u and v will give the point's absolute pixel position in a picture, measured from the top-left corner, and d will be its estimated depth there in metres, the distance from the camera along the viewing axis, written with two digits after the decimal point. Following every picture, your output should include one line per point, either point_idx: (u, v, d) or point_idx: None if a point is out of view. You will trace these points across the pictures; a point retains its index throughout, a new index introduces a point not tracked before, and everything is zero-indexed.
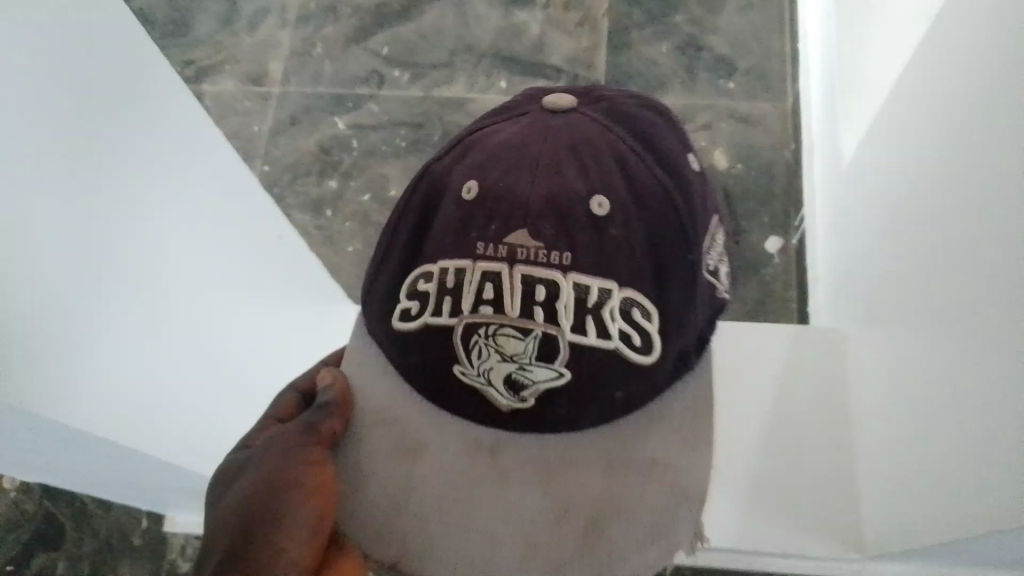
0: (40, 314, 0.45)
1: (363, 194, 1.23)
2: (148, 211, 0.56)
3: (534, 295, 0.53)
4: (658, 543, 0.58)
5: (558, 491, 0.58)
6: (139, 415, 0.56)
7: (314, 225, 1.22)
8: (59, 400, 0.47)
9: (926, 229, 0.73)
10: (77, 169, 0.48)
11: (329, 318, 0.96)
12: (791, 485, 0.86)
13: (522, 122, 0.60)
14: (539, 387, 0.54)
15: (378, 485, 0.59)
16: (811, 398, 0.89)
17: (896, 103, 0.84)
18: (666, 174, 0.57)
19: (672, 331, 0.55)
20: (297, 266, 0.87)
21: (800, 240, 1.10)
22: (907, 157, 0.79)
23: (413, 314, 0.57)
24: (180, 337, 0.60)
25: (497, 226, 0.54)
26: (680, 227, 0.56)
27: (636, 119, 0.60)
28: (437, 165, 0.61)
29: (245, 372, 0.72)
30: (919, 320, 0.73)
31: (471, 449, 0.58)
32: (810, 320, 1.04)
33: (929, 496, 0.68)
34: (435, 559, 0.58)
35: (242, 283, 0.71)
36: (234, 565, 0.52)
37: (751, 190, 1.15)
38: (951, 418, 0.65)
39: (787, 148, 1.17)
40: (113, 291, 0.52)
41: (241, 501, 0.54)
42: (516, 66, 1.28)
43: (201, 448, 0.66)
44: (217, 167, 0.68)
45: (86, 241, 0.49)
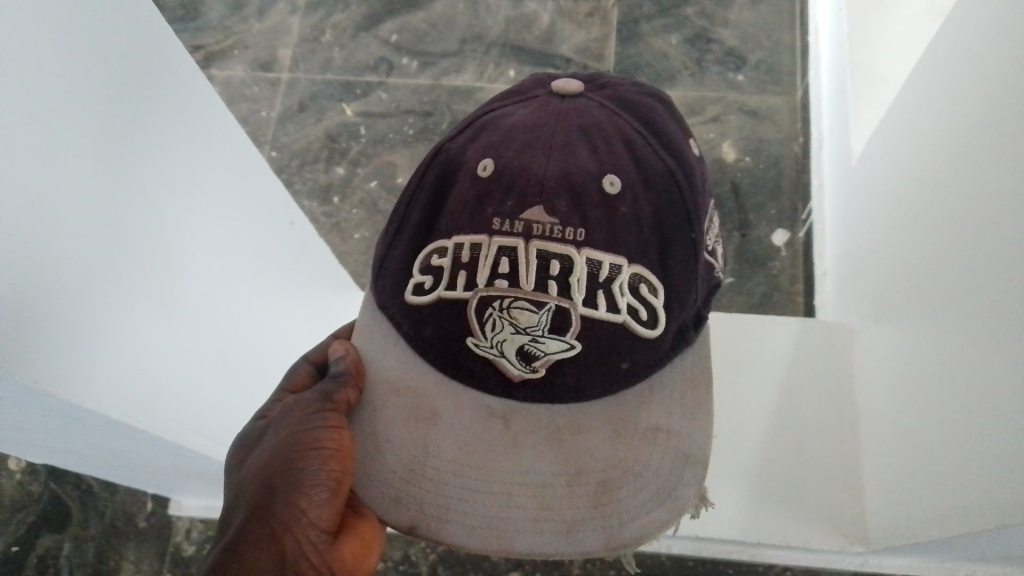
0: (48, 294, 0.45)
1: (371, 181, 1.23)
2: (164, 193, 0.57)
3: (548, 268, 0.52)
4: (665, 504, 0.58)
5: (572, 457, 0.57)
6: (149, 396, 0.56)
7: (322, 211, 1.22)
8: (69, 380, 0.48)
9: (935, 222, 0.73)
10: (86, 154, 0.48)
11: (338, 304, 0.97)
12: (795, 476, 0.86)
13: (532, 104, 0.59)
14: (550, 358, 0.53)
15: (392, 452, 0.58)
16: (813, 389, 0.89)
17: (908, 99, 0.83)
18: (670, 155, 0.57)
19: (676, 304, 0.55)
20: (309, 254, 0.87)
21: (808, 233, 1.10)
22: (917, 152, 0.79)
23: (426, 288, 0.56)
24: (189, 320, 0.61)
25: (513, 202, 0.54)
26: (683, 208, 0.56)
27: (638, 104, 0.60)
28: (450, 145, 0.60)
29: (250, 356, 0.72)
30: (925, 315, 0.74)
31: (484, 417, 0.57)
32: (816, 314, 1.04)
33: (933, 491, 0.68)
34: (449, 524, 0.58)
35: (253, 266, 0.71)
36: (256, 526, 0.53)
37: (759, 182, 1.15)
38: (956, 412, 0.66)
39: (795, 142, 1.17)
40: (120, 276, 0.52)
41: (261, 466, 0.55)
42: (526, 56, 1.28)
43: (208, 431, 0.66)
44: (230, 151, 0.68)
45: (94, 226, 0.49)
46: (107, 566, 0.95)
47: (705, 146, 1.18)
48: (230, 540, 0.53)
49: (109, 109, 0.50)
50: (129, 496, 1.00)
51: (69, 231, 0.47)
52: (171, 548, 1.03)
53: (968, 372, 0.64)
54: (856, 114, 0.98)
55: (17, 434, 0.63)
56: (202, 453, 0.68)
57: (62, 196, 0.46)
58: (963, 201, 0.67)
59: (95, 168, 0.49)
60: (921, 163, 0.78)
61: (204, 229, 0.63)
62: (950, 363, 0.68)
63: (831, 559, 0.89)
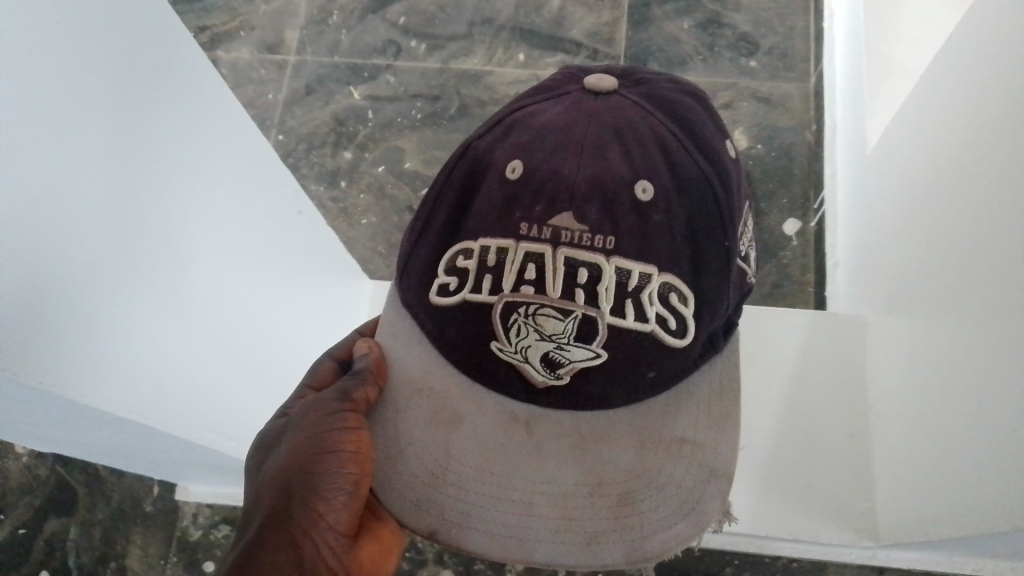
0: (64, 300, 0.46)
1: (379, 166, 1.22)
2: (175, 189, 0.56)
3: (576, 277, 0.52)
4: (688, 519, 0.57)
5: (594, 466, 0.57)
6: (161, 392, 0.56)
7: (329, 196, 1.21)
8: (83, 379, 0.48)
9: (950, 219, 0.72)
10: (98, 158, 0.47)
11: (348, 292, 0.96)
12: (805, 471, 0.86)
13: (565, 101, 0.58)
14: (575, 366, 0.53)
15: (414, 455, 0.58)
16: (828, 384, 0.88)
17: (923, 94, 0.82)
18: (706, 159, 0.56)
19: (705, 311, 0.54)
20: (318, 243, 0.87)
21: (819, 223, 1.09)
22: (933, 146, 0.78)
23: (452, 289, 0.55)
24: (199, 315, 0.60)
25: (542, 208, 0.53)
26: (719, 215, 0.55)
27: (673, 104, 0.59)
28: (479, 142, 0.59)
29: (258, 348, 0.71)
30: (938, 311, 0.73)
31: (507, 422, 0.57)
32: (827, 305, 1.03)
33: (945, 491, 0.68)
34: (470, 532, 0.57)
35: (262, 258, 0.71)
36: (274, 528, 0.53)
37: (771, 170, 1.14)
38: (970, 411, 0.65)
39: (808, 129, 1.16)
40: (134, 277, 0.52)
41: (282, 466, 0.55)
42: (535, 40, 1.26)
43: (220, 425, 0.66)
44: (240, 142, 0.68)
45: (107, 229, 0.49)
46: (115, 551, 0.95)
47: None
48: (249, 542, 0.53)
49: (121, 110, 0.50)
50: (137, 480, 0.99)
51: (82, 236, 0.47)
52: (178, 531, 1.05)
53: (981, 375, 0.64)
54: (871, 105, 0.97)
55: (26, 427, 0.62)
56: (213, 447, 0.68)
57: (74, 201, 0.46)
58: (977, 201, 0.67)
59: (106, 172, 0.48)
60: (935, 163, 0.77)
61: (215, 224, 0.62)
62: (963, 366, 0.67)
63: (839, 551, 0.89)
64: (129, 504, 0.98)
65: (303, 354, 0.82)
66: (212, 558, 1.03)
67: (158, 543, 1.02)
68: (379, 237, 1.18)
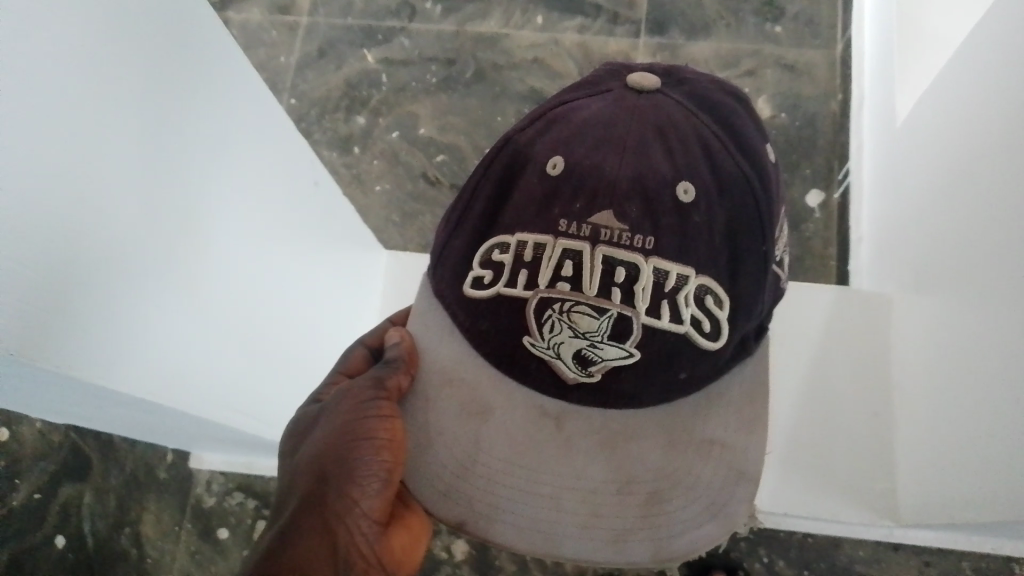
0: (84, 283, 0.45)
1: (392, 132, 1.20)
2: (194, 169, 0.55)
3: (613, 275, 0.50)
4: (715, 519, 0.57)
5: (623, 464, 0.56)
6: (175, 378, 0.55)
7: (342, 162, 1.20)
8: (105, 362, 0.47)
9: (980, 201, 0.71)
10: (103, 146, 0.45)
11: (367, 263, 0.95)
12: (827, 454, 0.85)
13: (607, 98, 0.56)
14: (607, 364, 0.52)
15: (443, 445, 0.58)
16: (853, 365, 0.87)
17: (956, 71, 0.79)
18: (749, 163, 0.54)
19: (740, 314, 0.53)
20: (333, 213, 0.85)
21: (843, 194, 1.06)
22: (963, 126, 0.76)
23: (486, 282, 0.54)
24: (213, 296, 0.59)
25: (582, 204, 0.51)
26: (758, 220, 0.53)
27: (718, 105, 0.56)
28: (519, 135, 0.57)
29: (275, 323, 0.70)
30: (964, 295, 0.72)
31: (537, 417, 0.56)
32: (849, 280, 1.02)
33: (977, 480, 0.67)
34: (498, 524, 0.58)
35: (280, 232, 0.70)
36: (308, 514, 0.53)
37: (794, 141, 1.11)
38: (995, 396, 0.64)
39: (834, 98, 1.13)
40: (148, 260, 0.51)
41: (316, 452, 0.54)
42: (554, 2, 1.22)
43: (236, 404, 0.65)
44: (257, 114, 0.66)
45: (112, 218, 0.46)
46: (129, 516, 0.94)
47: None
48: (284, 525, 0.53)
49: (132, 92, 0.47)
50: (151, 448, 0.98)
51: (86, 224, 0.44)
52: (192, 499, 1.04)
53: (1006, 363, 0.63)
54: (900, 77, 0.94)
55: (53, 407, 0.62)
56: (232, 427, 0.67)
57: (78, 190, 0.44)
58: (1007, 187, 0.65)
59: (113, 159, 0.46)
60: (967, 147, 0.74)
61: (230, 205, 0.61)
62: (993, 358, 0.65)
63: (856, 529, 0.89)
64: (143, 470, 0.96)
65: (320, 327, 0.81)
66: (226, 525, 1.04)
67: (173, 511, 1.02)
68: (392, 204, 1.16)
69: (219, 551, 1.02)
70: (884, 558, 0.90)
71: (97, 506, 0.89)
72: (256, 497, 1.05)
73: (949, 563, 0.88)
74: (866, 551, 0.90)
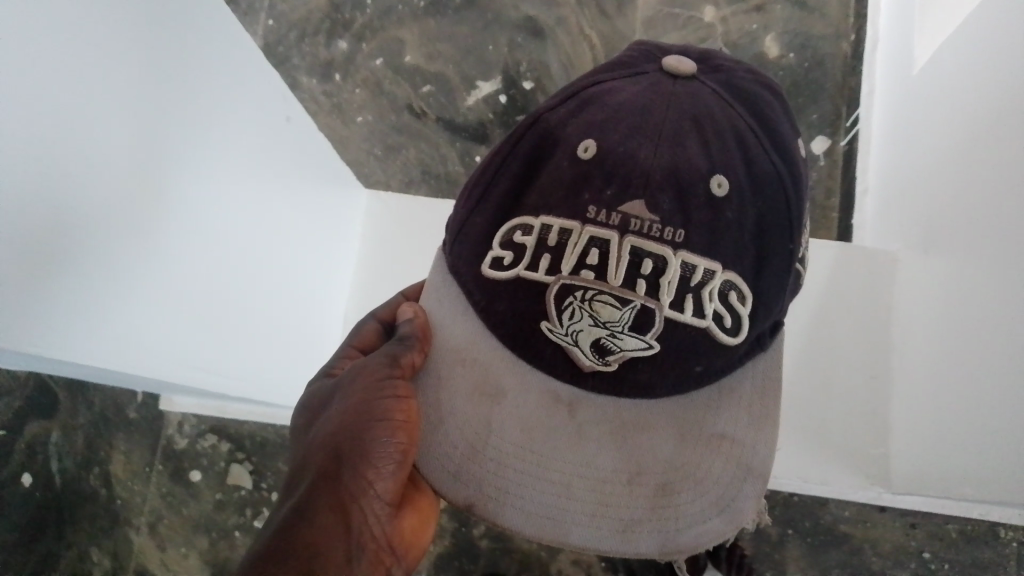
0: (40, 258, 0.43)
1: (376, 59, 1.13)
2: (160, 121, 0.51)
3: (640, 267, 0.51)
4: (723, 514, 0.58)
5: (634, 455, 0.56)
6: (129, 338, 0.52)
7: (322, 90, 1.13)
8: (66, 332, 0.46)
9: (988, 170, 0.67)
10: (53, 101, 0.42)
11: (348, 205, 0.90)
12: (825, 419, 0.82)
13: (644, 82, 0.56)
14: (625, 354, 0.53)
15: (454, 425, 0.57)
16: (853, 326, 0.84)
17: (971, 25, 0.75)
18: (780, 158, 0.55)
19: (762, 312, 0.54)
20: (308, 148, 0.79)
21: (851, 142, 1.02)
22: (976, 86, 0.72)
23: (506, 264, 0.54)
24: (185, 251, 0.56)
25: (613, 192, 0.52)
26: (788, 217, 0.54)
27: (754, 97, 0.56)
28: (550, 114, 0.57)
29: (245, 276, 0.66)
30: (962, 268, 0.70)
31: (550, 403, 0.56)
32: (851, 235, 0.98)
33: (988, 451, 0.64)
34: (508, 509, 0.57)
35: (253, 177, 0.65)
36: (324, 492, 0.51)
37: (802, 83, 1.05)
38: (997, 375, 0.62)
39: (845, 39, 1.06)
40: (113, 225, 0.48)
41: (331, 431, 0.53)
42: None
43: (200, 359, 0.61)
44: (228, 48, 0.60)
45: (68, 180, 0.43)
46: (98, 457, 0.89)
47: (747, 39, 1.07)
48: (296, 504, 0.51)
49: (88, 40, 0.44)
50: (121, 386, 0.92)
51: (36, 185, 0.41)
52: (164, 440, 1.00)
53: (1008, 343, 0.60)
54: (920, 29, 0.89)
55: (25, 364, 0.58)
56: (198, 379, 0.63)
57: (25, 148, 0.40)
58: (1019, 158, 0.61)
59: (67, 115, 0.43)
60: (975, 110, 0.72)
61: (202, 154, 0.56)
62: (999, 326, 0.62)
63: (844, 492, 0.86)
64: (113, 410, 0.90)
65: (295, 274, 0.77)
66: (199, 467, 1.01)
67: (144, 452, 0.97)
68: (375, 137, 1.10)
69: (192, 493, 1.00)
70: (869, 518, 0.88)
71: (66, 445, 0.83)
72: (230, 439, 1.03)
73: (933, 525, 0.87)
74: (851, 510, 0.89)
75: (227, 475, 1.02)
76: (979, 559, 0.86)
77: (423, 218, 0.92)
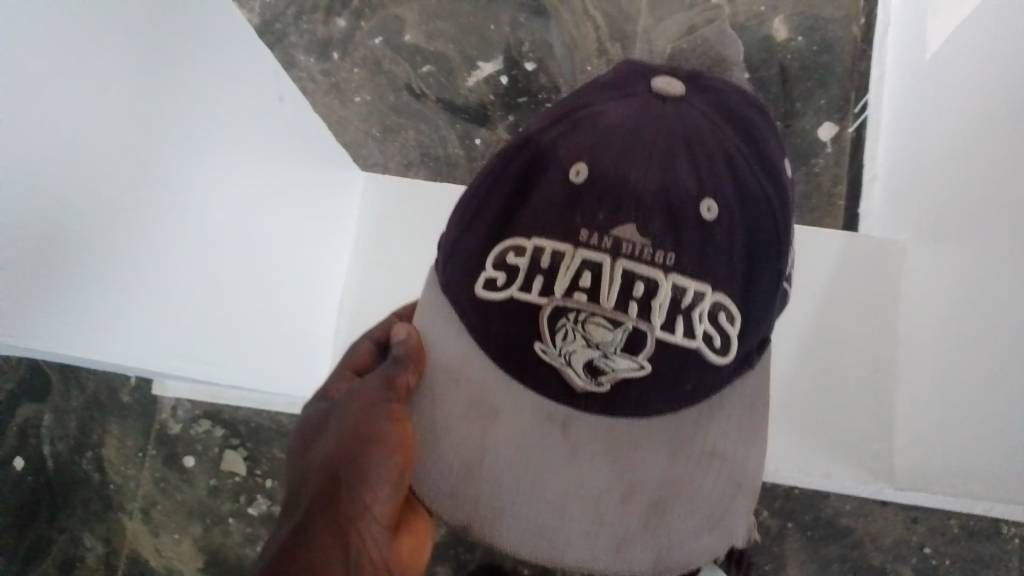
0: (31, 247, 0.41)
1: (375, 37, 1.10)
2: (154, 105, 0.49)
3: (631, 289, 0.51)
4: (716, 531, 0.57)
5: (626, 472, 0.55)
6: (124, 330, 0.50)
7: (320, 69, 1.10)
8: (54, 323, 0.44)
9: (999, 164, 0.65)
10: (30, 86, 0.39)
11: (342, 189, 0.88)
12: (827, 412, 0.81)
13: (633, 102, 0.54)
14: (617, 375, 0.52)
15: (449, 446, 0.56)
16: (857, 317, 0.82)
17: (986, 7, 0.72)
18: (770, 177, 0.54)
19: (751, 330, 0.53)
20: (301, 131, 0.77)
21: (859, 129, 1.00)
22: (987, 77, 0.70)
23: (499, 285, 0.54)
24: (176, 243, 0.55)
25: (605, 215, 0.51)
26: (777, 237, 0.53)
27: (745, 117, 0.55)
28: (541, 136, 0.56)
29: (238, 267, 0.65)
30: (971, 262, 0.68)
31: (543, 420, 0.55)
32: (858, 224, 0.97)
33: (992, 449, 0.63)
34: (503, 529, 0.56)
35: (246, 170, 0.64)
36: (320, 515, 0.49)
37: (810, 67, 1.03)
38: (1004, 376, 0.61)
39: (855, 23, 1.04)
40: (103, 215, 0.46)
41: (327, 454, 0.52)
42: None
43: (194, 352, 0.60)
44: (220, 36, 0.58)
45: (46, 164, 0.41)
46: (91, 441, 0.87)
47: (755, 21, 1.04)
48: (293, 528, 0.49)
49: (61, 12, 0.41)
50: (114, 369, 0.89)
51: (9, 167, 0.38)
52: (157, 425, 0.99)
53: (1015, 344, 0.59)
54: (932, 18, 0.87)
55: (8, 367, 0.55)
56: (192, 371, 0.62)
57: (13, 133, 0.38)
58: None
59: (43, 99, 0.40)
60: (989, 95, 0.69)
61: (193, 141, 0.55)
62: (1007, 323, 0.61)
63: (847, 487, 0.85)
64: (106, 393, 0.89)
65: (287, 263, 0.75)
66: (192, 454, 1.00)
67: (137, 435, 0.96)
68: (374, 118, 1.08)
69: (186, 480, 0.99)
70: (870, 512, 0.87)
71: (58, 428, 0.81)
72: (224, 425, 1.01)
73: (935, 520, 0.86)
74: (853, 504, 0.87)
75: (222, 461, 1.00)
76: (982, 554, 0.85)
77: (421, 204, 0.90)
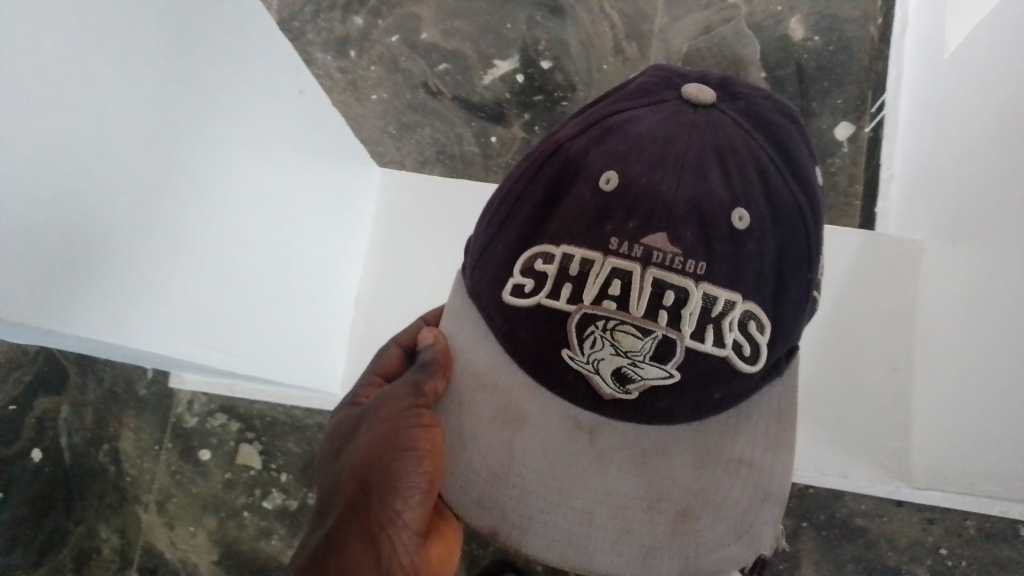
0: (58, 237, 0.42)
1: (392, 35, 1.10)
2: (173, 99, 0.50)
3: (662, 298, 0.50)
4: (742, 540, 0.57)
5: (655, 480, 0.56)
6: (148, 320, 0.51)
7: (336, 67, 1.11)
8: (86, 310, 0.45)
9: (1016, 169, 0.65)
10: (56, 81, 0.40)
11: (358, 173, 0.88)
12: (846, 413, 0.81)
13: (662, 110, 0.55)
14: (646, 383, 0.52)
15: (477, 452, 0.57)
16: (876, 318, 0.82)
17: (1005, 6, 0.72)
18: (801, 190, 0.54)
19: (780, 336, 0.53)
20: (319, 128, 0.77)
21: (876, 129, 1.00)
22: (1005, 82, 0.69)
23: (527, 291, 0.53)
24: (197, 237, 0.55)
25: (636, 224, 0.51)
26: (806, 247, 0.53)
27: (775, 127, 0.55)
28: (570, 144, 0.56)
29: (255, 261, 0.65)
30: (988, 267, 0.68)
31: (570, 429, 0.55)
32: (874, 225, 0.97)
33: (1009, 456, 0.63)
34: (531, 536, 0.57)
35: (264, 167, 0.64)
36: (353, 522, 0.54)
37: (827, 67, 1.03)
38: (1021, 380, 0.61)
39: (873, 23, 1.04)
40: (123, 206, 0.46)
41: (360, 460, 0.55)
42: None
43: (218, 349, 0.61)
44: (244, 34, 0.59)
45: (69, 153, 0.41)
46: (107, 433, 0.92)
47: (772, 20, 1.04)
48: (330, 532, 0.54)
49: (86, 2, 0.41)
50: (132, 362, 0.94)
51: (38, 159, 0.39)
52: (173, 419, 0.97)
53: None
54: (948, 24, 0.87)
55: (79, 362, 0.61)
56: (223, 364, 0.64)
57: (40, 125, 0.39)
58: None
59: (68, 94, 0.41)
60: (1007, 98, 0.69)
61: (212, 138, 0.55)
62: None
63: (863, 485, 0.84)
64: (123, 386, 0.93)
65: (305, 259, 0.76)
66: (207, 446, 0.97)
67: (153, 429, 0.96)
68: (390, 117, 1.09)
69: (201, 472, 0.96)
70: (884, 513, 0.87)
71: (75, 420, 0.89)
72: (239, 419, 0.97)
73: (951, 522, 0.86)
74: (867, 505, 0.87)
75: (237, 455, 0.97)
76: (998, 556, 0.85)
77: (439, 200, 0.90)
